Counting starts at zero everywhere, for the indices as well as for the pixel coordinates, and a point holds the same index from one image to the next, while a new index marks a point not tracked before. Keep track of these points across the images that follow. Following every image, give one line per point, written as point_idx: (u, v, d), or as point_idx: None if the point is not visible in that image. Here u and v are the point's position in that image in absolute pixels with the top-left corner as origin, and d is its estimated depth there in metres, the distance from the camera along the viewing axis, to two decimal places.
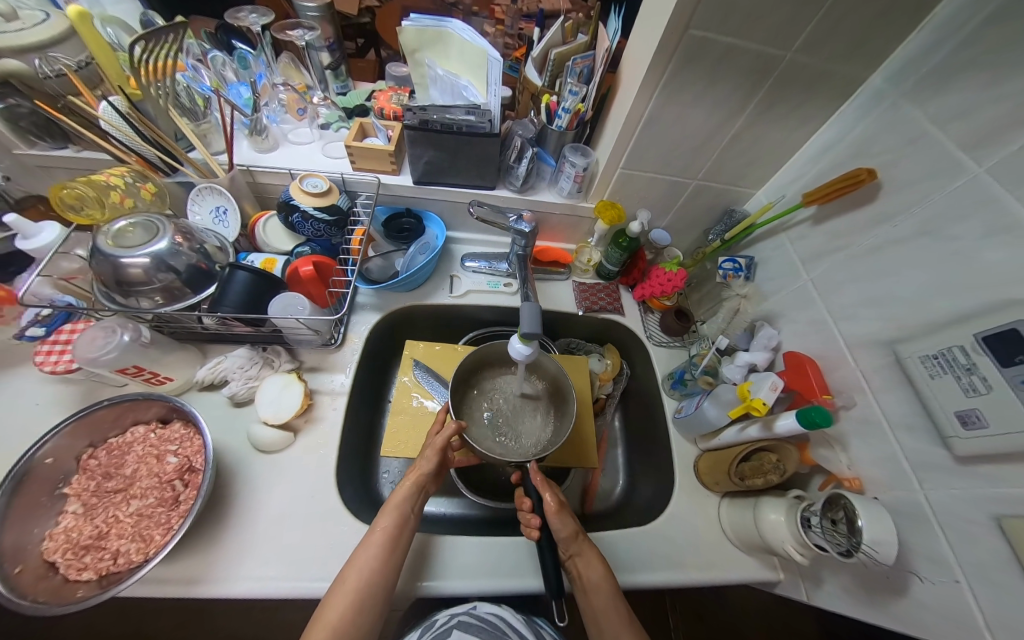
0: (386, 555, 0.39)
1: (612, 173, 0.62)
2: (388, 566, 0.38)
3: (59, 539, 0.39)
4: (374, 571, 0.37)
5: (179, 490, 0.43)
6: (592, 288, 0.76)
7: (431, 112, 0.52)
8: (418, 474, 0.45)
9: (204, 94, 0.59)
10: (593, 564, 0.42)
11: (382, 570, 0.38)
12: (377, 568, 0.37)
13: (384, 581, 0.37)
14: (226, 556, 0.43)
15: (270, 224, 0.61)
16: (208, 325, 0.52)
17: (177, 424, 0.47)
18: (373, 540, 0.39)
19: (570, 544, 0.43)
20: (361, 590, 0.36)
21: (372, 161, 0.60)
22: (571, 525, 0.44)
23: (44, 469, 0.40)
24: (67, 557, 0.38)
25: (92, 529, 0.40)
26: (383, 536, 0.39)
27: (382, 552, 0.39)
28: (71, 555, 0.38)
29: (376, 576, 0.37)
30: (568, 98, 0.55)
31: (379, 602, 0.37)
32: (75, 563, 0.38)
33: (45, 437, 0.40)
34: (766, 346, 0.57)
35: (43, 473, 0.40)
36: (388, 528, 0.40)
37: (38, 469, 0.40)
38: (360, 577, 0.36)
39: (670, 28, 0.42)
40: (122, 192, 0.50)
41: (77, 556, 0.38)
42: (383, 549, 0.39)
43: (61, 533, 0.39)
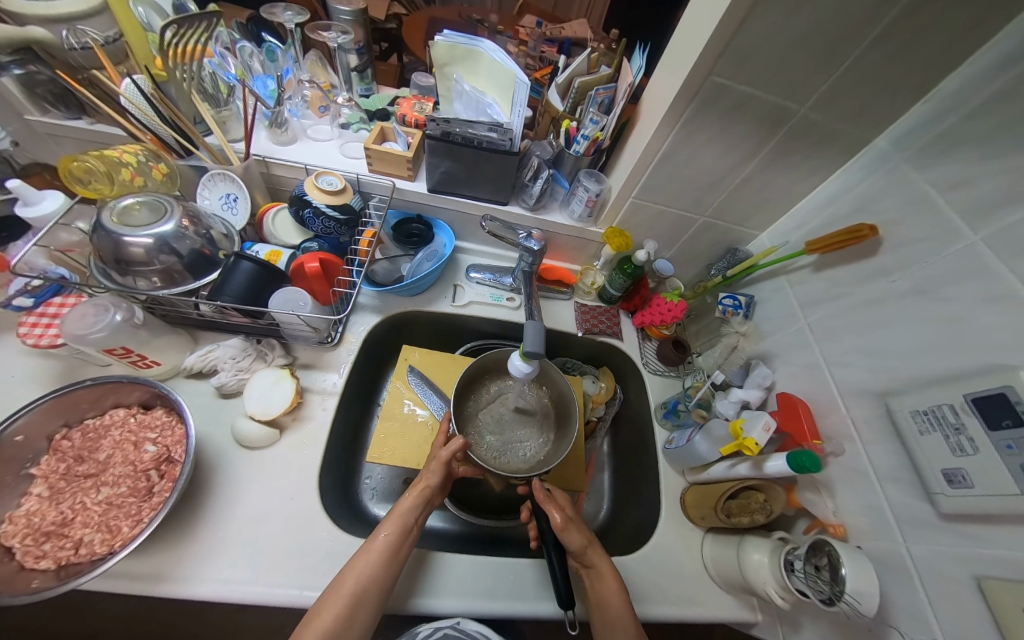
0: (385, 567, 0.38)
1: (624, 201, 0.63)
2: (384, 579, 0.37)
3: (19, 524, 0.37)
4: (371, 581, 0.36)
5: (154, 481, 0.41)
6: (593, 310, 0.76)
7: (454, 125, 0.52)
8: (426, 486, 0.44)
9: (229, 83, 0.60)
10: (608, 577, 0.42)
11: (378, 580, 0.37)
12: (374, 578, 0.36)
13: (378, 593, 0.36)
14: (195, 554, 0.41)
15: (279, 216, 0.60)
16: (205, 312, 0.51)
17: (160, 411, 0.46)
18: (374, 548, 0.38)
19: (584, 556, 0.43)
20: (356, 597, 0.35)
21: (388, 165, 0.60)
22: (583, 538, 0.44)
23: (13, 446, 0.39)
24: (25, 544, 0.36)
25: (56, 516, 0.38)
26: (384, 546, 0.39)
27: (382, 562, 0.38)
28: (29, 541, 0.36)
29: (372, 586, 0.36)
30: (588, 125, 0.57)
31: (372, 614, 0.35)
32: (33, 550, 0.36)
33: (18, 413, 0.38)
34: (760, 385, 0.58)
35: (11, 450, 0.39)
36: (389, 537, 0.39)
37: (6, 447, 0.38)
38: (356, 584, 0.35)
39: (694, 72, 0.44)
40: (133, 170, 0.49)
41: (36, 543, 0.36)
42: (384, 559, 0.38)
43: (23, 517, 0.37)
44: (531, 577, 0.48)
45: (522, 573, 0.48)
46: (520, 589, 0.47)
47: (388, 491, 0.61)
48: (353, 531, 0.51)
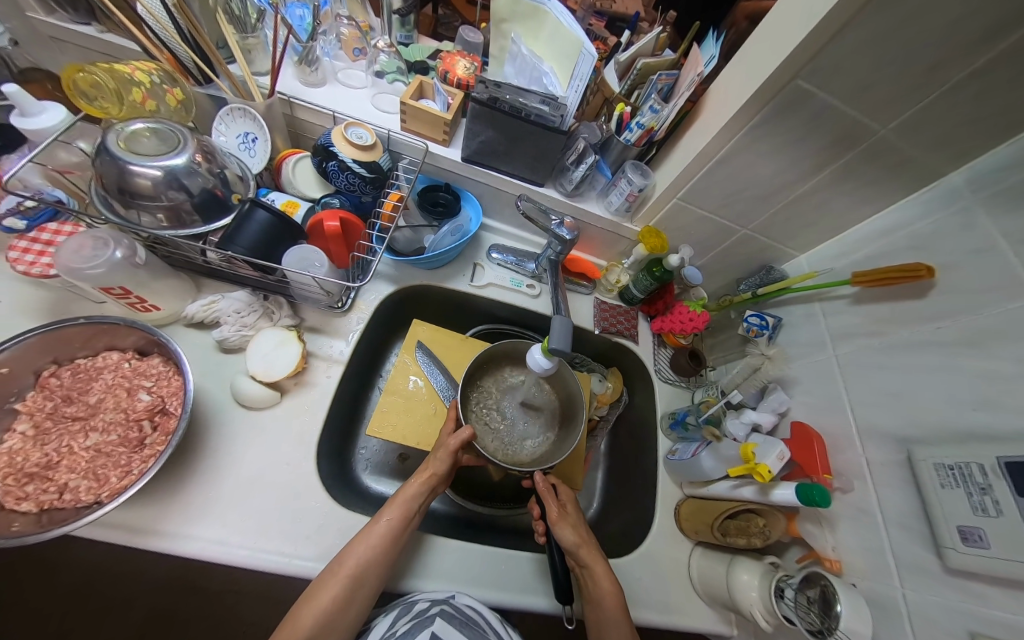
0: (385, 551, 0.37)
1: (666, 201, 0.60)
2: (384, 563, 0.37)
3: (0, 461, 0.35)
4: (371, 564, 0.36)
5: (146, 432, 0.39)
6: (612, 309, 0.74)
7: (504, 91, 0.48)
8: (433, 474, 0.43)
9: (260, 7, 0.53)
10: (601, 577, 0.41)
11: (379, 564, 0.36)
12: (374, 562, 0.36)
13: (378, 575, 0.36)
14: (185, 510, 0.39)
15: (300, 164, 0.56)
16: (211, 259, 0.47)
17: (156, 359, 0.43)
18: (374, 533, 0.37)
19: (578, 555, 0.42)
20: (355, 579, 0.35)
21: (421, 124, 0.55)
22: (576, 535, 0.43)
23: None
24: (6, 484, 0.34)
25: (40, 457, 0.36)
26: (386, 532, 0.38)
27: (381, 547, 0.37)
28: (11, 481, 0.34)
29: (372, 569, 0.36)
30: (646, 113, 0.52)
31: (371, 593, 0.36)
32: (14, 491, 0.34)
33: (3, 345, 0.35)
34: (774, 410, 0.57)
35: None
36: (392, 522, 0.39)
37: None
38: (356, 567, 0.35)
39: (777, 71, 0.40)
40: (144, 91, 0.44)
41: (18, 484, 0.34)
42: (385, 543, 0.38)
43: (4, 455, 0.35)
44: (522, 569, 0.48)
45: (512, 564, 0.48)
46: (510, 581, 0.46)
47: (383, 464, 0.60)
48: (347, 502, 0.51)
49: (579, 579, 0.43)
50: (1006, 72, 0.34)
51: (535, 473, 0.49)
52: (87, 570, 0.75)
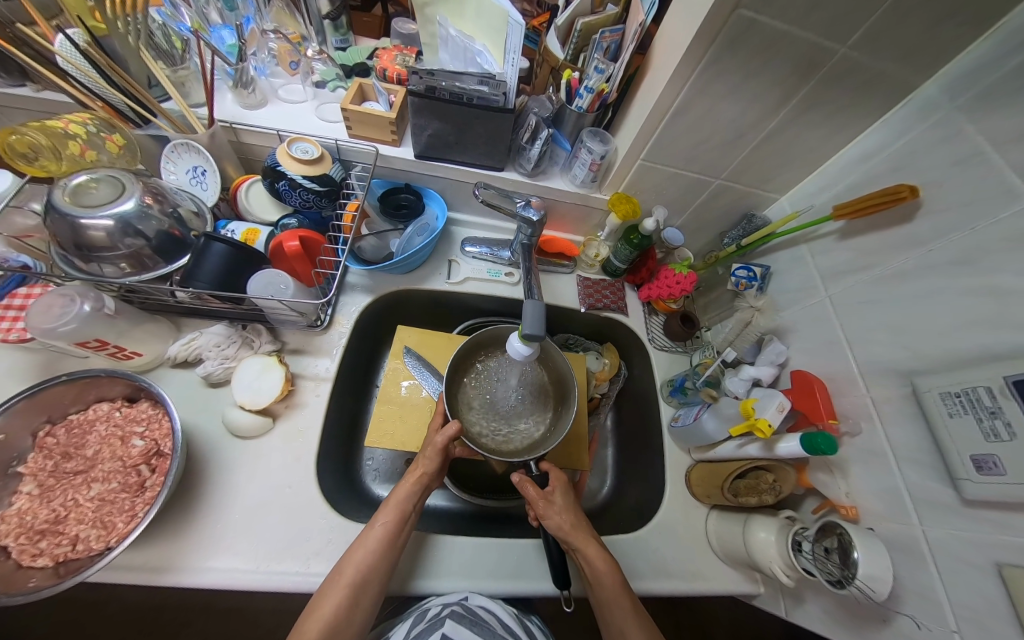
0: (384, 554, 0.38)
1: (631, 164, 0.57)
2: (385, 565, 0.37)
3: (11, 523, 0.36)
4: (375, 566, 0.37)
5: (145, 475, 0.40)
6: (596, 284, 0.72)
7: (439, 78, 0.46)
8: (425, 471, 0.43)
9: (182, 34, 0.53)
10: (595, 558, 0.41)
11: (379, 568, 0.37)
12: (375, 567, 0.37)
13: (380, 579, 0.37)
14: (195, 543, 0.41)
15: (253, 189, 0.56)
16: (182, 298, 0.47)
17: (144, 403, 0.44)
18: (373, 536, 0.38)
19: (568, 540, 0.42)
20: (357, 586, 0.35)
21: (368, 129, 0.54)
22: (564, 521, 0.43)
23: None
24: (20, 543, 0.35)
25: (48, 513, 0.37)
26: (382, 536, 0.38)
27: (380, 550, 0.38)
28: (24, 540, 0.35)
29: (372, 575, 0.36)
30: (592, 76, 0.50)
31: (375, 598, 0.36)
32: (29, 548, 0.35)
33: None
34: (772, 362, 0.55)
35: None
36: (388, 525, 0.39)
37: None
38: (355, 574, 0.36)
39: (717, 6, 0.37)
40: (82, 142, 0.44)
41: (31, 542, 0.35)
42: (387, 544, 0.38)
43: (14, 517, 0.37)
44: (532, 556, 0.48)
45: (521, 553, 0.48)
46: (519, 568, 0.47)
47: (390, 471, 0.61)
48: (355, 514, 0.51)
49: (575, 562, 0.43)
50: None
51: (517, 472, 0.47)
52: (134, 611, 0.79)
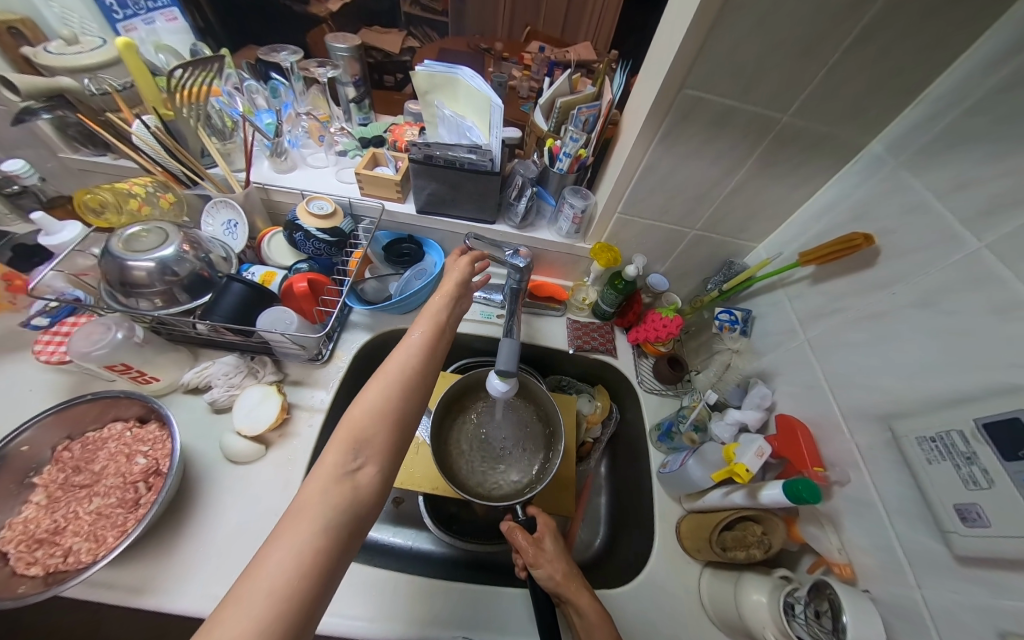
0: (426, 356, 0.37)
1: (610, 215, 0.63)
2: (429, 359, 0.38)
3: (17, 530, 0.39)
4: (409, 370, 0.35)
5: (141, 493, 0.43)
6: (586, 327, 0.75)
7: (435, 149, 0.55)
8: (437, 318, 0.42)
9: (234, 117, 0.64)
10: (587, 608, 0.39)
11: (422, 363, 0.37)
12: (420, 362, 0.36)
13: (426, 369, 0.37)
14: (175, 568, 0.42)
15: (276, 239, 0.63)
16: (201, 331, 0.53)
17: (153, 425, 0.48)
18: (391, 367, 0.35)
19: (560, 593, 0.41)
20: (403, 379, 0.34)
21: (376, 188, 0.63)
22: (555, 572, 0.42)
23: (18, 456, 0.42)
24: (19, 550, 0.38)
25: (49, 523, 0.40)
26: (421, 338, 0.39)
27: (421, 352, 0.38)
28: (24, 547, 0.38)
29: (415, 369, 0.36)
30: (569, 143, 0.57)
31: (425, 380, 0.36)
32: (26, 557, 0.38)
33: (24, 426, 0.41)
34: (759, 405, 0.55)
35: (16, 460, 0.42)
36: (425, 331, 0.40)
37: (12, 456, 0.41)
38: (400, 370, 0.35)
39: (665, 87, 0.44)
40: (141, 201, 0.54)
41: (30, 550, 0.38)
42: (407, 363, 0.36)
43: (20, 524, 0.40)
44: (507, 607, 0.45)
45: (496, 602, 0.46)
46: (494, 619, 0.44)
47: None
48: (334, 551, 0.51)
49: (568, 616, 0.41)
50: (886, 34, 0.37)
51: (504, 519, 0.48)
52: None
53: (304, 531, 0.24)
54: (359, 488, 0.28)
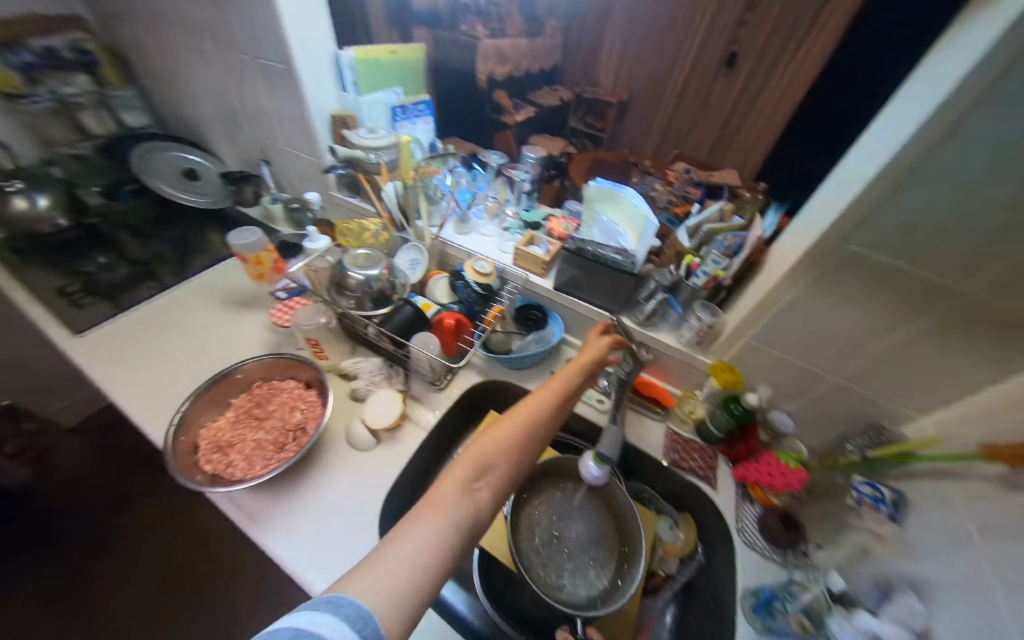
0: (556, 407, 0.44)
1: (738, 339, 0.64)
2: (556, 411, 0.43)
3: (210, 431, 0.60)
4: (541, 416, 0.42)
5: (286, 441, 0.59)
6: (686, 442, 0.72)
7: (587, 245, 0.66)
8: (569, 378, 0.48)
9: (444, 191, 0.85)
10: None
11: (553, 413, 0.43)
12: (550, 411, 0.43)
13: (552, 419, 0.43)
14: (281, 516, 0.54)
15: (439, 282, 0.78)
16: (369, 333, 0.70)
17: (314, 392, 0.65)
18: (527, 407, 0.42)
19: None
20: (535, 420, 0.41)
21: (526, 262, 0.76)
22: None
23: (232, 380, 0.64)
24: (207, 447, 0.58)
25: (229, 435, 0.59)
26: (556, 391, 0.45)
27: (553, 401, 0.44)
28: (210, 446, 0.58)
29: (545, 416, 0.42)
30: (709, 264, 0.63)
31: (547, 427, 0.42)
32: (207, 454, 0.57)
33: (242, 364, 0.65)
34: (905, 622, 0.43)
35: (231, 382, 0.64)
36: (559, 386, 0.46)
37: (229, 379, 0.64)
38: (535, 411, 0.42)
39: (824, 237, 0.46)
40: (372, 234, 0.77)
41: (212, 449, 0.57)
42: (541, 408, 0.42)
43: (212, 428, 0.60)
44: None
45: None
46: None
47: None
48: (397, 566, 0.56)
49: None
50: None
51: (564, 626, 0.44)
52: None
53: (443, 517, 0.30)
54: (477, 506, 0.32)
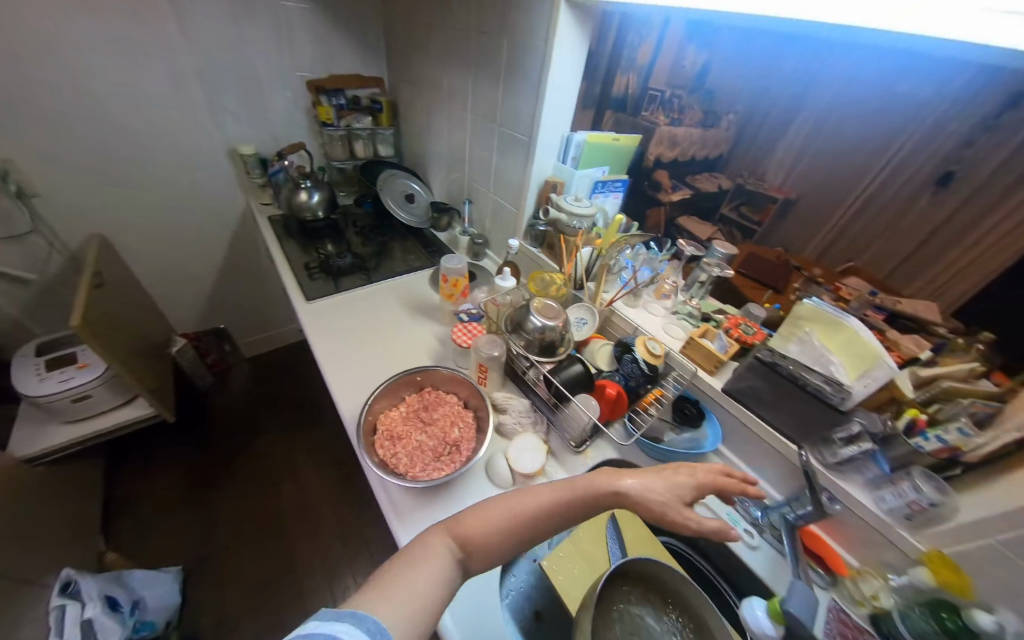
0: (557, 510, 0.41)
1: (975, 536, 0.48)
2: (553, 516, 0.41)
3: (387, 418, 0.67)
4: (542, 514, 0.41)
5: (442, 454, 0.64)
6: (857, 629, 0.54)
7: (786, 362, 0.61)
8: (590, 482, 0.43)
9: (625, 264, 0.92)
10: None
11: (551, 519, 0.40)
12: (547, 513, 0.41)
13: (546, 525, 0.41)
14: (421, 522, 0.57)
15: (599, 346, 0.79)
16: (529, 374, 0.75)
17: (471, 415, 0.70)
18: (532, 497, 0.41)
19: None
20: (525, 517, 0.40)
21: (696, 353, 0.74)
22: None
23: (413, 379, 0.73)
24: (383, 433, 0.65)
25: (400, 429, 0.66)
26: (564, 491, 0.42)
27: (558, 502, 0.41)
28: (386, 433, 0.65)
29: (539, 516, 0.40)
30: (951, 431, 0.49)
31: (539, 528, 0.40)
32: (383, 439, 0.64)
33: (425, 367, 0.73)
34: None
35: (412, 380, 0.72)
36: (576, 490, 0.42)
37: (412, 378, 0.72)
38: (528, 503, 0.41)
39: None
40: (559, 287, 0.85)
41: (386, 437, 0.64)
42: (543, 502, 0.41)
43: (389, 416, 0.68)
44: None
45: None
46: None
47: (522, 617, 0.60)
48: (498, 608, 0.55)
49: None
50: None
51: None
52: None
53: (428, 586, 0.33)
54: (448, 573, 0.36)
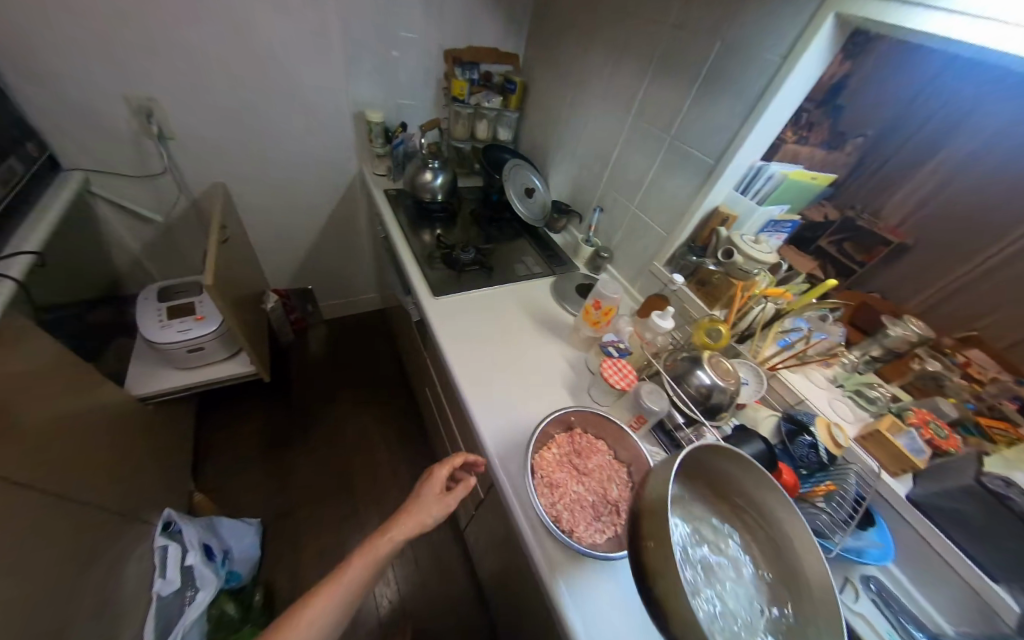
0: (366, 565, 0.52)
1: None
2: (360, 571, 0.51)
3: (543, 460, 0.63)
4: (351, 583, 0.50)
5: (604, 515, 0.59)
6: None
7: None
8: (385, 550, 0.53)
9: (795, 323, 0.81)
10: None
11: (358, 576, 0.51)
12: (356, 577, 0.51)
13: (358, 572, 0.51)
14: (572, 577, 0.51)
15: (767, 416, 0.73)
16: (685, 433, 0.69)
17: (627, 473, 0.65)
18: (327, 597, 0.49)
19: None
20: (336, 601, 0.49)
21: (880, 450, 0.63)
22: None
23: (567, 419, 0.68)
24: (543, 479, 0.61)
25: (557, 477, 0.62)
26: (373, 554, 0.52)
27: (360, 571, 0.51)
28: (545, 480, 0.61)
29: (358, 569, 0.51)
30: None
31: (356, 577, 0.51)
32: (545, 487, 0.60)
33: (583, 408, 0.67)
34: None
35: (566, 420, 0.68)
36: (385, 549, 0.53)
37: (567, 418, 0.67)
38: (363, 565, 0.52)
39: None
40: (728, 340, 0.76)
41: (546, 484, 0.60)
42: (340, 591, 0.49)
43: (545, 458, 0.64)
44: None
45: None
46: None
47: None
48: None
49: None
50: None
51: None
52: None
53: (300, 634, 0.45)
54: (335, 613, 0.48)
